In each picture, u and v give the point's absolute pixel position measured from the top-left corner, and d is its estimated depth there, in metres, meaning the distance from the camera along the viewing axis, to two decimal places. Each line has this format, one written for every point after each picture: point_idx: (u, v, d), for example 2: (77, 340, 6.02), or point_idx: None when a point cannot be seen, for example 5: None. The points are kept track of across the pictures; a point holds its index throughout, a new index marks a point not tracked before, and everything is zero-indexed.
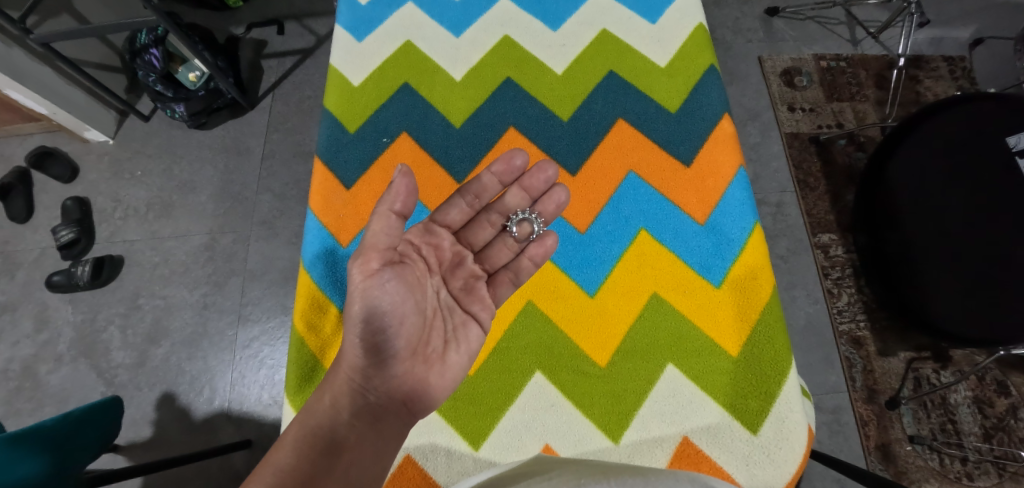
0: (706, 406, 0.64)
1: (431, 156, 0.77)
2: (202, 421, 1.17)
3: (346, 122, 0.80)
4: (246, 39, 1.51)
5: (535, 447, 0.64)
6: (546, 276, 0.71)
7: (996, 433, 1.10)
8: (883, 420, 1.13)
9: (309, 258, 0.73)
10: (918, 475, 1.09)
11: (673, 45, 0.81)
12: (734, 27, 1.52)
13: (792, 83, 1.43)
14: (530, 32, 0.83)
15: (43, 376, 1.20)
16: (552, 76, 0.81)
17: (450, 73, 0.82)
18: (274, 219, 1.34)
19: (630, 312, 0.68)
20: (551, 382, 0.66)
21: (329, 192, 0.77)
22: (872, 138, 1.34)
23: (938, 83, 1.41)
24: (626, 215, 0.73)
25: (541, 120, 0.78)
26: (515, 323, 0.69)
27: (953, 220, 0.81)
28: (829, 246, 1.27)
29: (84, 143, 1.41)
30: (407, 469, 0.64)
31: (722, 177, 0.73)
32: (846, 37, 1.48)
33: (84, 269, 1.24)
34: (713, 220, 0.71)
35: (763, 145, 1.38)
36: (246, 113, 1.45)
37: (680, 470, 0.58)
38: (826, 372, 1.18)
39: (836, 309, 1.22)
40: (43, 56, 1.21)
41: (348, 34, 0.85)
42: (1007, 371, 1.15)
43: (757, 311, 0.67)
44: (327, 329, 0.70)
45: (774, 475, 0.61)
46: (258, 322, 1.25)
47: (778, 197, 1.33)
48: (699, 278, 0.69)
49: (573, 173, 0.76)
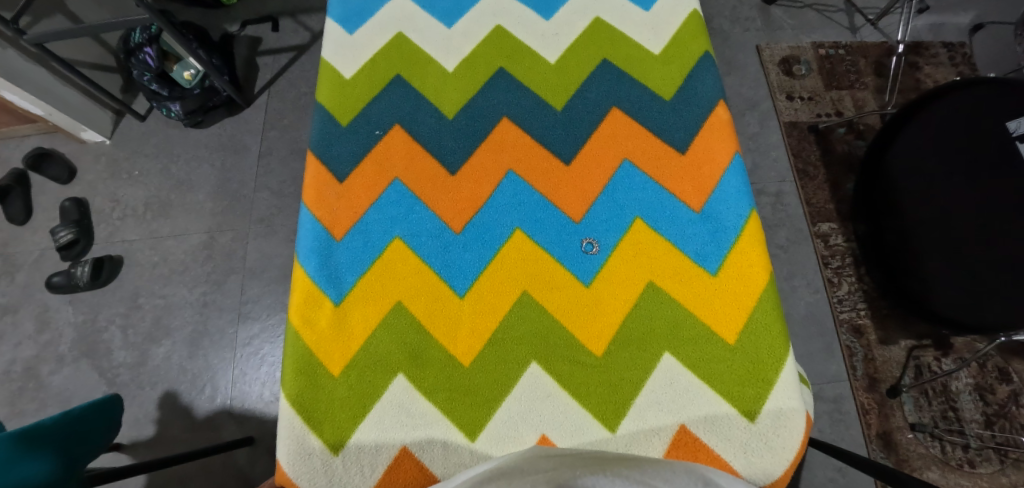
0: (703, 394, 0.63)
1: (425, 148, 0.77)
2: (204, 419, 1.18)
3: (339, 116, 0.79)
4: (240, 37, 1.50)
5: (531, 438, 0.63)
6: (539, 265, 0.70)
7: (997, 420, 1.10)
8: (884, 408, 1.13)
9: (305, 252, 0.73)
10: (920, 463, 1.09)
11: (667, 32, 0.80)
12: (732, 16, 1.50)
13: (791, 72, 1.42)
14: (523, 22, 0.82)
15: (46, 377, 1.20)
16: (545, 65, 0.80)
17: (442, 65, 0.81)
18: (272, 216, 1.34)
19: (625, 301, 0.68)
20: (546, 372, 0.66)
21: (323, 185, 0.76)
22: (871, 126, 1.34)
23: (939, 70, 1.41)
24: (621, 203, 0.72)
25: (535, 110, 0.78)
26: (510, 313, 0.68)
27: (954, 211, 0.80)
28: (828, 234, 1.27)
29: (80, 144, 1.41)
30: (404, 460, 0.63)
31: (718, 163, 0.72)
32: (844, 24, 1.47)
33: (84, 270, 1.24)
34: (708, 208, 0.71)
35: (762, 135, 1.37)
36: (241, 111, 1.45)
37: (677, 461, 0.58)
38: (827, 362, 1.17)
39: (836, 298, 1.22)
40: (38, 57, 1.21)
41: (340, 27, 0.84)
42: (1008, 358, 1.15)
43: (754, 298, 0.66)
44: (322, 323, 0.69)
45: (773, 462, 0.61)
46: (258, 319, 1.25)
47: (777, 186, 1.32)
48: (694, 266, 0.68)
49: (567, 163, 0.75)
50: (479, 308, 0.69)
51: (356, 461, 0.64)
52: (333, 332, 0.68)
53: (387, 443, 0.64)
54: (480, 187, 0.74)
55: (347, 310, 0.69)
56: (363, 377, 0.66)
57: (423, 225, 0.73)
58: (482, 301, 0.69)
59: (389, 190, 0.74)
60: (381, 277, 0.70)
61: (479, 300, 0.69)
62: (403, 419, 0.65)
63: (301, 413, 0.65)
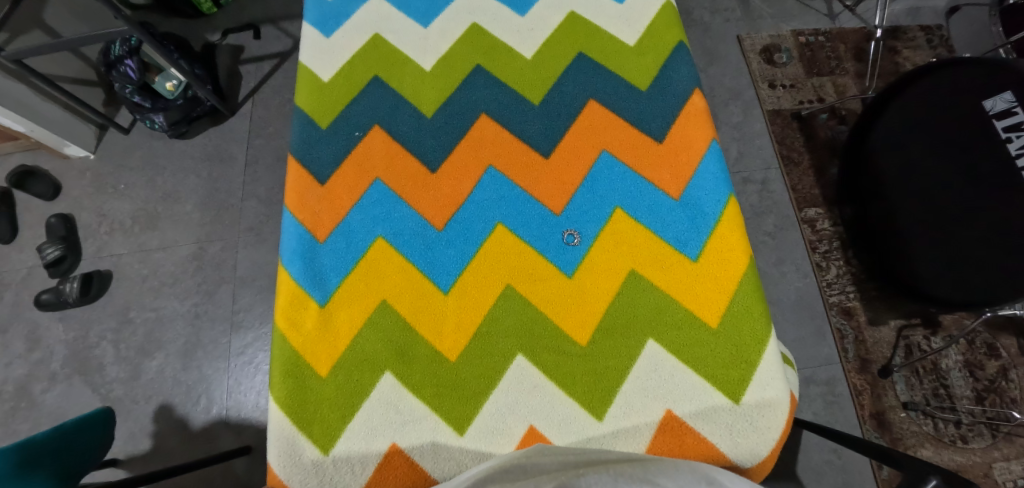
0: (689, 379, 0.64)
1: (405, 147, 0.77)
2: (200, 430, 1.18)
3: (318, 118, 0.80)
4: (222, 46, 1.50)
5: (520, 430, 0.64)
6: (522, 258, 0.71)
7: (988, 395, 1.12)
8: (877, 388, 1.14)
9: (288, 256, 0.73)
10: (914, 441, 1.10)
11: (641, 23, 0.81)
12: (712, 7, 1.51)
13: (772, 60, 1.43)
14: (498, 20, 0.83)
15: (38, 395, 1.20)
16: (521, 61, 0.80)
17: (420, 64, 0.81)
18: (261, 224, 1.34)
19: (608, 290, 0.69)
20: (532, 364, 0.66)
21: (303, 188, 0.76)
22: (854, 111, 1.36)
23: (917, 53, 1.43)
24: (601, 194, 0.73)
25: (515, 105, 0.78)
26: (493, 308, 0.69)
27: (944, 188, 0.79)
28: (815, 219, 1.28)
29: (65, 160, 1.40)
30: (394, 458, 0.63)
31: (695, 150, 0.73)
32: (823, 11, 1.48)
33: (73, 286, 1.23)
34: (688, 195, 0.71)
35: (746, 124, 1.38)
36: (226, 120, 1.44)
37: (679, 459, 0.58)
38: (819, 345, 1.19)
39: (825, 282, 1.23)
40: (17, 73, 1.20)
41: (317, 31, 0.85)
42: (996, 334, 1.16)
43: (734, 282, 0.67)
44: (308, 324, 0.69)
45: (759, 443, 0.62)
46: (252, 328, 1.25)
47: (762, 174, 1.33)
48: (675, 252, 0.69)
49: (546, 156, 0.75)
50: (463, 303, 0.69)
51: (347, 460, 0.64)
52: (319, 333, 0.69)
53: (378, 441, 0.64)
54: (460, 184, 0.75)
55: (332, 311, 0.70)
56: (350, 377, 0.67)
57: (406, 224, 0.73)
58: (466, 296, 0.69)
59: (371, 190, 0.74)
60: (364, 277, 0.71)
61: (463, 295, 0.69)
62: (392, 416, 0.65)
63: (290, 416, 0.66)
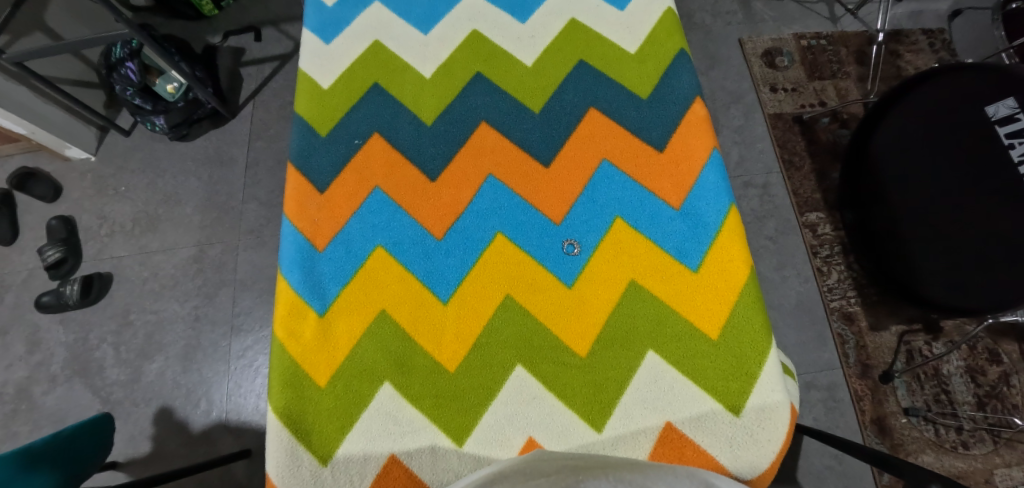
0: (689, 391, 0.64)
1: (405, 155, 0.77)
2: (200, 433, 1.17)
3: (317, 126, 0.79)
4: (223, 48, 1.50)
5: (519, 441, 0.64)
6: (522, 267, 0.70)
7: (989, 401, 1.12)
8: (878, 394, 1.14)
9: (287, 265, 0.72)
10: (915, 446, 1.10)
11: (642, 31, 0.80)
12: (713, 10, 1.51)
13: (774, 64, 1.43)
14: (499, 26, 0.82)
15: (39, 397, 1.20)
16: (521, 68, 0.80)
17: (419, 71, 0.81)
18: (261, 227, 1.34)
19: (608, 300, 0.68)
20: (531, 375, 0.66)
21: (303, 196, 0.76)
22: (855, 114, 1.35)
23: (919, 57, 1.42)
24: (601, 203, 0.73)
25: (515, 112, 0.78)
26: (493, 318, 0.68)
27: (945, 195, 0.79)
28: (816, 224, 1.28)
29: (65, 162, 1.40)
30: (392, 468, 0.63)
31: (696, 159, 0.73)
32: (825, 15, 1.48)
33: (73, 288, 1.23)
34: (688, 205, 0.71)
35: (747, 128, 1.38)
36: (227, 122, 1.44)
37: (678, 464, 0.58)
38: (819, 350, 1.18)
39: (826, 287, 1.22)
40: (18, 75, 1.20)
41: (316, 37, 0.84)
42: (998, 340, 1.16)
43: (734, 292, 0.67)
44: (307, 334, 0.69)
45: (759, 455, 0.62)
46: (251, 331, 1.25)
47: (764, 178, 1.33)
48: (675, 263, 0.69)
49: (546, 165, 0.75)
50: (463, 312, 0.69)
51: (345, 470, 0.64)
52: (319, 343, 0.68)
53: (376, 451, 0.64)
54: (460, 193, 0.74)
55: (332, 320, 0.69)
56: (349, 387, 0.66)
57: (405, 233, 0.73)
58: (466, 306, 0.69)
59: (371, 198, 0.74)
60: (363, 286, 0.71)
61: (463, 305, 0.69)
62: (390, 427, 0.65)
63: (288, 426, 0.65)
